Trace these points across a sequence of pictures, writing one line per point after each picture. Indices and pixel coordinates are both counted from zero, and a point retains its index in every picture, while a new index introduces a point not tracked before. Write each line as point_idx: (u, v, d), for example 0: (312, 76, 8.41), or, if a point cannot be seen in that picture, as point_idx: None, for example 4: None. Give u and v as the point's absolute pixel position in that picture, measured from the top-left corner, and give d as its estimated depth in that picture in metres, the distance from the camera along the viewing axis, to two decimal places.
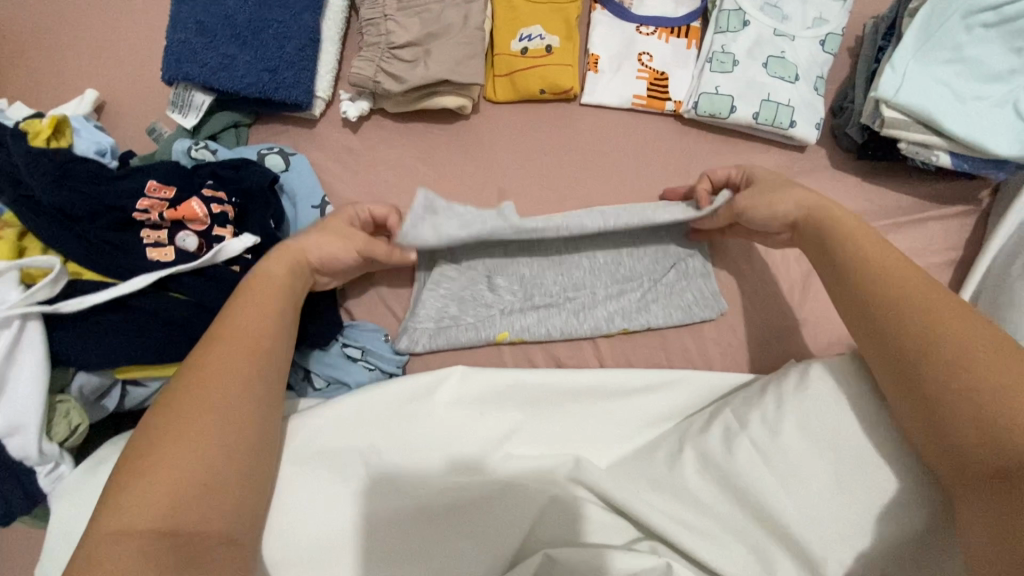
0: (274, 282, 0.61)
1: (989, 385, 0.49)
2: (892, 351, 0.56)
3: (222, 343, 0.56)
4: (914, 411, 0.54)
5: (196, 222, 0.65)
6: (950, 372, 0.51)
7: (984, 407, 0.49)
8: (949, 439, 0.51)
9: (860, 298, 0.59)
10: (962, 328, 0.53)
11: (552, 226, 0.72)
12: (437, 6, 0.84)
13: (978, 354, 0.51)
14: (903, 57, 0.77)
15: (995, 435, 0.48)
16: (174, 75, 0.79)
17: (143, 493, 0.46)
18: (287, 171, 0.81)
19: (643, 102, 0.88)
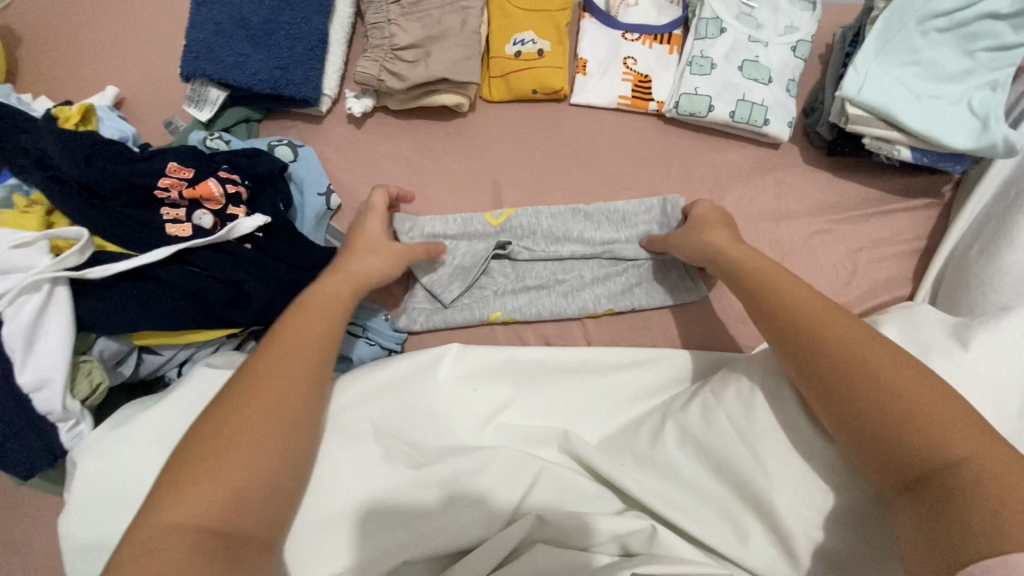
0: (334, 299, 0.64)
1: (906, 394, 0.50)
2: (813, 370, 0.56)
3: (282, 350, 0.57)
4: (843, 427, 0.53)
5: (212, 202, 0.70)
6: (869, 385, 0.52)
7: (906, 417, 0.49)
8: (879, 454, 0.51)
9: (773, 324, 0.61)
10: (868, 342, 0.55)
11: (541, 226, 0.87)
12: (437, 12, 0.91)
13: (890, 366, 0.53)
14: (865, 59, 0.83)
15: (925, 444, 0.48)
16: (192, 72, 0.85)
17: (202, 487, 0.47)
18: (295, 160, 0.86)
19: (628, 102, 0.95)
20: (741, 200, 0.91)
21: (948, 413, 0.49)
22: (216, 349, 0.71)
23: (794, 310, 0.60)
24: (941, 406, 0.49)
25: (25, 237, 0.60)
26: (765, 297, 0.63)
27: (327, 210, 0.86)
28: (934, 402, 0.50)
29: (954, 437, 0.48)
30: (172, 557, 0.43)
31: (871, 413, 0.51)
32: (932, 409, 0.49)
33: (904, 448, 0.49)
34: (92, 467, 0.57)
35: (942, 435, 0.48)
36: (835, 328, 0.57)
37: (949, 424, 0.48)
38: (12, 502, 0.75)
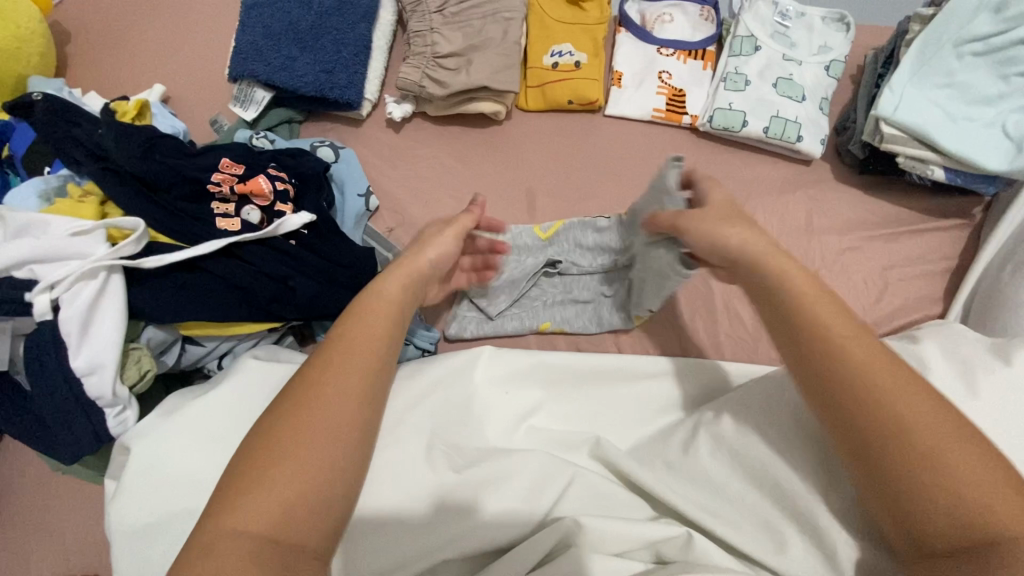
0: (391, 298, 0.59)
1: (948, 463, 0.44)
2: (852, 413, 0.48)
3: (338, 354, 0.53)
4: (877, 489, 0.47)
5: (260, 198, 0.72)
6: (918, 441, 0.45)
7: (959, 482, 0.44)
8: (919, 518, 0.45)
9: (806, 351, 0.52)
10: (918, 389, 0.48)
11: (584, 242, 0.87)
12: (479, 22, 0.94)
13: (941, 420, 0.46)
14: (900, 80, 0.85)
15: (972, 512, 0.43)
16: (241, 73, 0.88)
17: (261, 491, 0.45)
18: (337, 162, 0.88)
19: (662, 115, 0.96)
20: (773, 214, 0.92)
21: (1000, 483, 0.44)
22: (256, 343, 0.73)
23: (839, 348, 0.50)
24: (991, 474, 0.44)
25: (83, 225, 0.62)
26: (794, 317, 0.54)
27: (366, 211, 0.88)
28: (980, 469, 0.44)
29: (1007, 510, 0.43)
30: (223, 568, 0.42)
31: (916, 472, 0.45)
32: (984, 476, 0.44)
33: (951, 522, 0.43)
34: (142, 454, 0.58)
35: (982, 507, 0.43)
36: (881, 367, 0.49)
37: (1001, 495, 0.43)
38: (50, 488, 0.76)
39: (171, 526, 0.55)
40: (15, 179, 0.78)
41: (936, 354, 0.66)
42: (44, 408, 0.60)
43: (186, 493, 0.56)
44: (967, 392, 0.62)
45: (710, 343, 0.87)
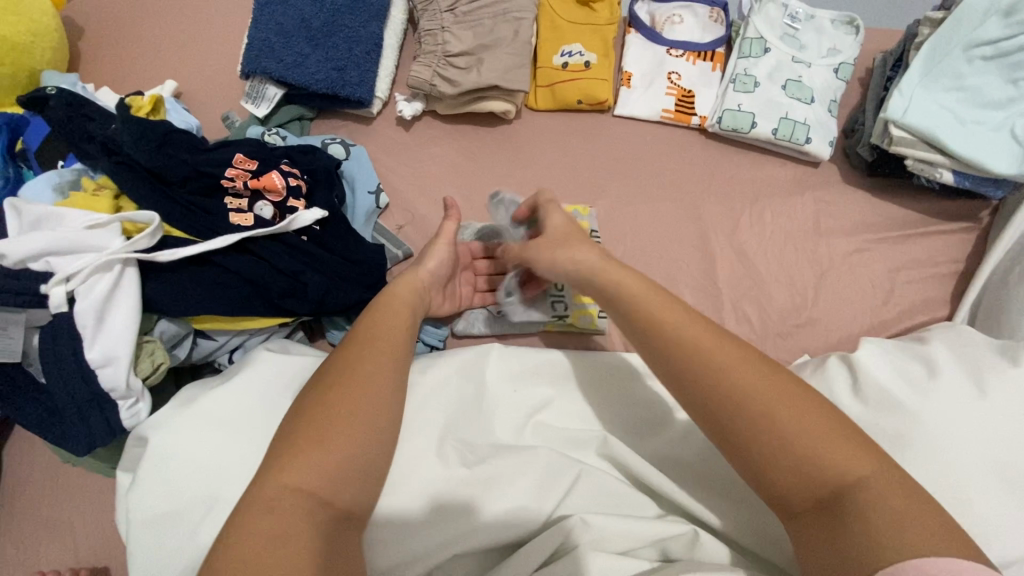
0: (406, 300, 0.64)
1: (792, 434, 0.48)
2: (695, 397, 0.53)
3: (364, 346, 0.57)
4: (743, 465, 0.51)
5: (273, 194, 0.72)
6: (752, 414, 0.50)
7: (795, 445, 0.48)
8: (773, 482, 0.50)
9: (646, 344, 0.57)
10: (748, 364, 0.52)
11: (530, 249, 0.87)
12: (490, 21, 0.94)
13: (770, 389, 0.50)
14: (910, 83, 0.85)
15: (822, 474, 0.47)
16: (253, 69, 0.88)
17: (309, 459, 0.48)
18: (347, 159, 0.89)
19: (671, 116, 0.97)
20: (781, 216, 0.93)
21: (834, 438, 0.48)
22: (267, 337, 0.73)
23: (685, 347, 0.54)
24: (832, 434, 0.48)
25: (99, 219, 0.63)
26: (635, 314, 0.58)
27: (376, 209, 0.89)
28: (819, 432, 0.48)
29: (841, 461, 0.47)
30: (280, 523, 0.45)
31: (759, 442, 0.49)
32: (816, 435, 0.48)
33: (804, 484, 0.48)
34: (159, 447, 0.59)
35: (830, 466, 0.47)
36: (710, 350, 0.53)
37: (837, 449, 0.47)
38: (62, 482, 0.76)
39: (187, 515, 0.57)
40: (30, 173, 0.78)
41: (944, 352, 0.67)
42: (58, 399, 0.60)
43: (201, 485, 0.57)
44: (976, 389, 0.63)
45: None
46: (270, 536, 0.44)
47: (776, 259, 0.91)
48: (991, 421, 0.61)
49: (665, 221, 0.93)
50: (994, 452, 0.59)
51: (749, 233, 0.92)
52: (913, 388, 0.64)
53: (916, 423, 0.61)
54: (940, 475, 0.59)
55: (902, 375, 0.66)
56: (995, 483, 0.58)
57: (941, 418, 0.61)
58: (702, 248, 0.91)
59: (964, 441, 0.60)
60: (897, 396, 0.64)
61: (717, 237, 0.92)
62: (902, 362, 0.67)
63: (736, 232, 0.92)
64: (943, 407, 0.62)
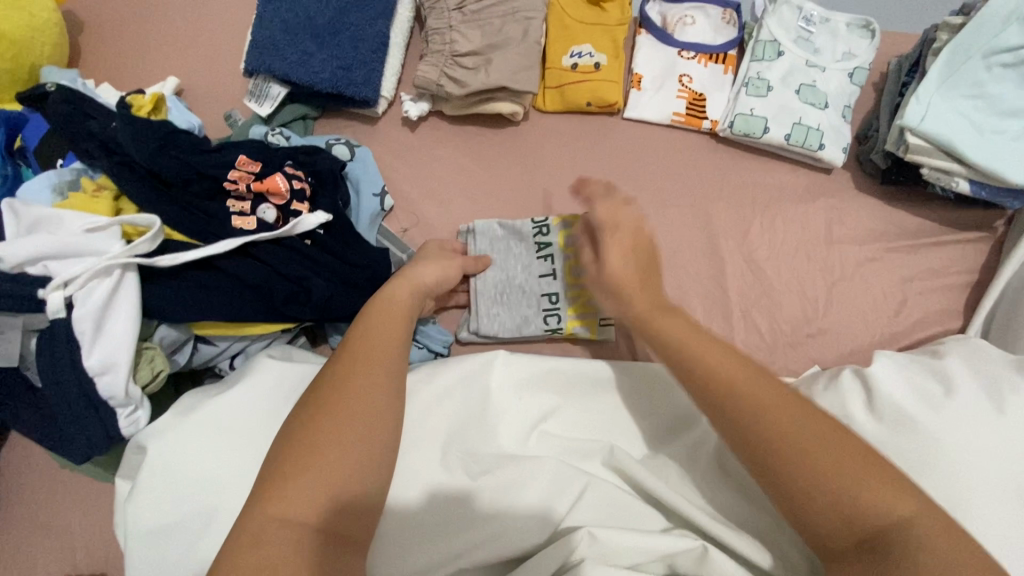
0: (402, 304, 0.66)
1: (833, 471, 0.51)
2: (735, 435, 0.56)
3: (357, 363, 0.56)
4: (787, 504, 0.53)
5: (277, 196, 0.71)
6: (791, 453, 0.52)
7: (839, 485, 0.50)
8: (817, 521, 0.51)
9: (686, 381, 0.60)
10: (790, 404, 0.55)
11: (517, 254, 0.85)
12: (498, 21, 0.92)
13: (812, 429, 0.53)
14: (927, 90, 0.83)
15: (864, 514, 0.49)
16: (257, 67, 0.87)
17: (301, 484, 0.48)
18: (352, 160, 0.87)
19: (682, 120, 0.95)
20: (792, 223, 0.91)
21: (875, 478, 0.51)
22: (269, 343, 0.72)
23: (727, 387, 0.57)
24: (872, 474, 0.51)
25: (99, 222, 0.62)
26: (675, 355, 0.62)
27: (380, 211, 0.87)
28: (860, 472, 0.51)
29: (884, 500, 0.49)
30: (272, 552, 0.44)
31: (801, 481, 0.52)
32: (858, 475, 0.51)
33: (848, 522, 0.50)
34: (156, 461, 0.57)
35: (873, 505, 0.49)
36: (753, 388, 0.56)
37: (879, 490, 0.50)
38: (60, 486, 0.75)
39: (183, 530, 0.55)
40: (28, 170, 0.76)
41: (959, 368, 0.66)
42: (55, 406, 0.59)
43: (198, 498, 0.56)
44: (993, 407, 0.61)
45: None
46: (264, 564, 0.44)
47: (787, 268, 0.89)
48: (1012, 440, 0.59)
49: (674, 227, 0.91)
50: (1012, 472, 0.58)
51: (760, 240, 0.90)
52: (928, 404, 0.62)
53: (932, 441, 0.60)
54: (955, 495, 0.57)
55: (916, 390, 0.64)
56: (1015, 505, 0.57)
57: (957, 436, 0.60)
58: (711, 255, 0.90)
59: (982, 461, 0.58)
60: (910, 411, 0.62)
61: (727, 243, 0.90)
62: (917, 377, 0.66)
63: (746, 239, 0.90)
64: (960, 425, 0.60)
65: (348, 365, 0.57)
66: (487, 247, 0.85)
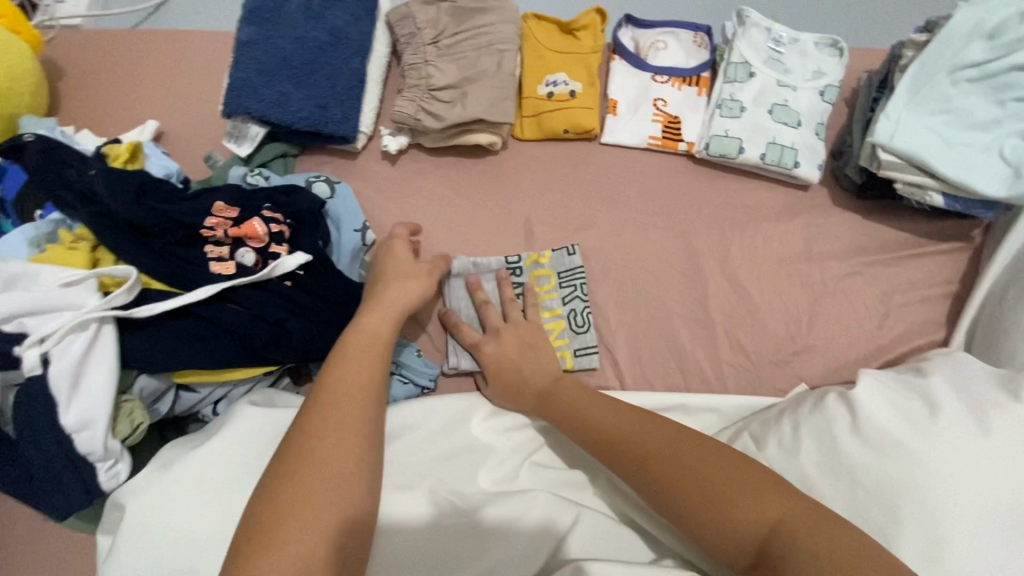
0: (376, 338, 0.65)
1: (712, 483, 0.54)
2: (623, 468, 0.60)
3: (326, 415, 0.57)
4: (683, 526, 0.54)
5: (255, 240, 0.71)
6: (660, 476, 0.56)
7: (705, 502, 0.53)
8: (712, 538, 0.53)
9: (583, 434, 0.65)
10: (655, 438, 0.60)
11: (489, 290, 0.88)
12: (473, 54, 0.94)
13: (678, 452, 0.57)
14: (896, 107, 0.84)
15: (751, 522, 0.51)
16: (235, 109, 0.87)
17: (271, 556, 0.48)
18: (332, 197, 0.87)
19: (658, 143, 0.96)
20: (773, 241, 0.92)
21: (745, 485, 0.53)
22: (252, 387, 0.72)
23: (610, 434, 0.62)
24: (746, 481, 0.54)
25: (74, 276, 0.62)
26: (569, 410, 0.68)
27: (362, 246, 0.86)
28: (736, 480, 0.54)
29: (756, 507, 0.52)
30: None
31: (680, 502, 0.54)
32: (729, 486, 0.53)
33: (739, 536, 0.51)
34: (139, 521, 0.58)
35: (754, 513, 0.51)
36: (623, 426, 0.62)
37: (749, 498, 0.52)
38: (43, 543, 0.74)
39: None
40: (6, 221, 0.76)
41: (942, 384, 0.67)
42: (33, 465, 0.58)
43: (181, 557, 0.57)
44: (979, 428, 0.61)
45: (710, 372, 0.86)
46: None
47: (769, 287, 0.90)
48: (998, 460, 0.59)
49: (655, 250, 0.92)
50: (1001, 492, 0.58)
51: (741, 260, 0.91)
52: (914, 428, 0.63)
53: (919, 465, 0.60)
54: (944, 517, 0.57)
55: (900, 412, 0.65)
56: (1007, 526, 0.56)
57: (944, 459, 0.60)
58: (694, 276, 0.90)
59: (969, 481, 0.58)
60: (895, 434, 0.63)
61: (709, 264, 0.91)
62: (901, 398, 0.67)
63: (727, 259, 0.91)
64: (945, 448, 0.60)
65: (318, 415, 0.57)
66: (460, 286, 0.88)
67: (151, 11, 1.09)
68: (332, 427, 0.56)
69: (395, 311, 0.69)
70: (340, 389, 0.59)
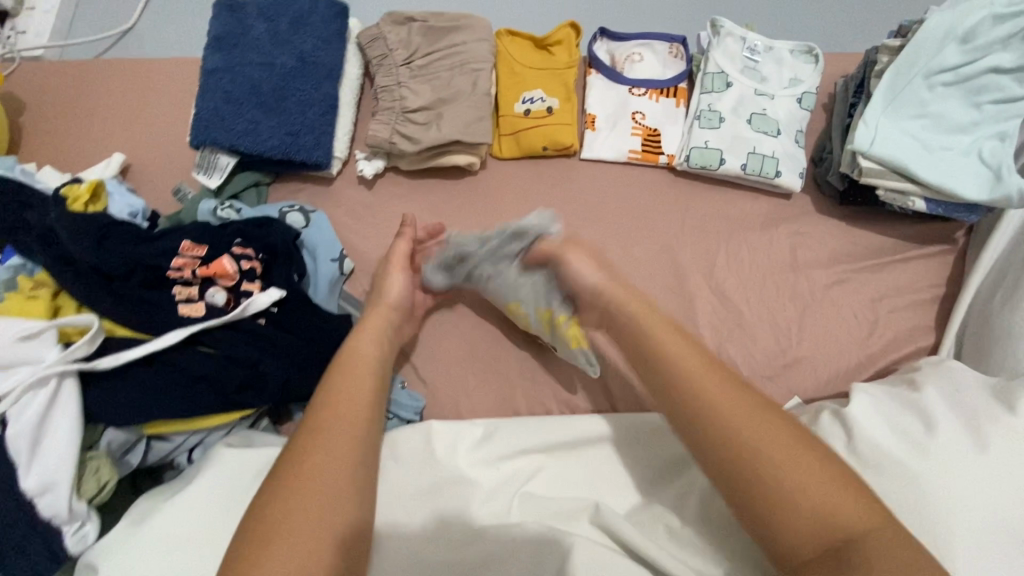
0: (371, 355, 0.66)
1: (809, 477, 0.52)
2: (718, 437, 0.57)
3: (327, 425, 0.57)
4: (768, 510, 0.52)
5: (225, 278, 0.68)
6: (752, 461, 0.54)
7: (806, 493, 0.52)
8: (796, 528, 0.51)
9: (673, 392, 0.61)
10: (757, 413, 0.57)
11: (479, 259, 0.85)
12: (446, 74, 0.92)
13: (784, 439, 0.55)
14: (874, 113, 0.83)
15: (837, 519, 0.50)
16: (202, 140, 0.85)
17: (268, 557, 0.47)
18: (307, 227, 0.85)
19: (639, 157, 0.95)
20: (758, 252, 0.91)
21: (841, 484, 0.52)
22: (229, 431, 0.68)
23: (703, 400, 0.59)
24: (836, 482, 0.53)
25: (33, 328, 0.59)
26: (653, 362, 0.65)
27: (340, 275, 0.84)
28: (829, 481, 0.53)
29: (840, 508, 0.51)
30: None
31: (769, 490, 0.53)
32: (832, 487, 0.52)
33: (818, 529, 0.50)
34: None
35: (843, 512, 0.50)
36: (721, 400, 0.58)
37: (844, 496, 0.51)
38: None
39: None
40: None
41: (935, 398, 0.66)
42: None
43: None
44: (976, 443, 0.60)
45: None
46: None
47: (756, 299, 0.88)
48: (997, 476, 0.58)
49: (640, 266, 0.90)
50: (1003, 510, 0.57)
51: (727, 272, 0.90)
52: (912, 445, 0.61)
53: (918, 485, 0.59)
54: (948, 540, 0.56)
55: (896, 430, 0.64)
56: (1010, 545, 0.55)
57: (942, 477, 0.58)
58: (680, 291, 0.89)
59: (971, 500, 0.57)
60: (891, 454, 0.61)
61: (695, 278, 0.89)
62: (896, 414, 0.66)
63: (713, 272, 0.90)
64: (945, 465, 0.59)
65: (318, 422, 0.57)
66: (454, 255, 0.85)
67: (117, 39, 1.06)
68: (332, 432, 0.56)
69: (384, 333, 0.71)
70: (344, 401, 0.59)
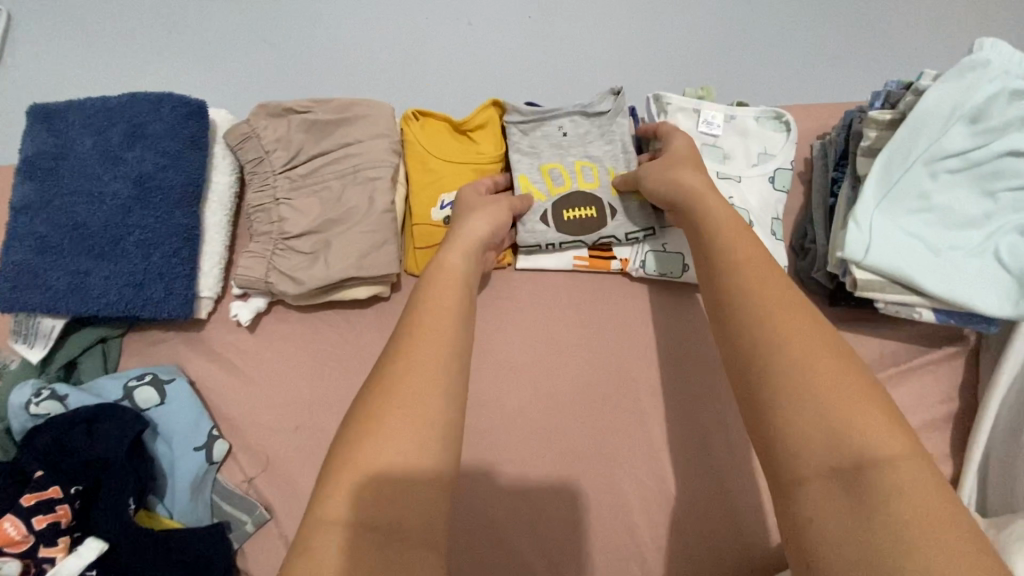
0: (456, 274, 0.51)
1: (827, 382, 0.37)
2: (740, 306, 0.43)
3: (427, 319, 0.45)
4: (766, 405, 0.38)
5: (14, 544, 0.54)
6: (774, 352, 0.39)
7: (826, 390, 0.37)
8: (798, 433, 0.36)
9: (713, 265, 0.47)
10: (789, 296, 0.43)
11: (555, 125, 0.75)
12: (337, 183, 0.72)
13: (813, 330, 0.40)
14: (866, 210, 0.67)
15: (849, 435, 0.35)
16: (9, 307, 0.65)
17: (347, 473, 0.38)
18: (162, 404, 0.67)
19: (586, 264, 0.76)
20: None
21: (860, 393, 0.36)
22: None
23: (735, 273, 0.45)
24: (860, 393, 0.37)
25: None
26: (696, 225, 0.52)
27: (209, 466, 0.67)
28: (852, 390, 0.37)
29: (870, 426, 0.35)
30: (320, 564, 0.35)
31: (789, 397, 0.37)
32: (857, 395, 0.36)
33: (824, 440, 0.35)
34: None
35: (862, 428, 0.35)
36: (767, 300, 0.42)
37: (866, 412, 0.36)
38: None
39: None
40: None
41: None
42: None
43: None
44: None
45: (683, 569, 0.67)
46: None
47: (742, 437, 0.72)
48: None
49: (597, 403, 0.73)
50: None
51: (706, 404, 0.73)
52: None
53: None
54: None
55: None
56: None
57: None
58: (648, 434, 0.72)
59: None
60: None
61: (665, 414, 0.73)
62: None
63: (686, 405, 0.73)
64: None
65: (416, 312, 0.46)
66: (528, 121, 0.75)
67: None
68: (433, 326, 0.45)
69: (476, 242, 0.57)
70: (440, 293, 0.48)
